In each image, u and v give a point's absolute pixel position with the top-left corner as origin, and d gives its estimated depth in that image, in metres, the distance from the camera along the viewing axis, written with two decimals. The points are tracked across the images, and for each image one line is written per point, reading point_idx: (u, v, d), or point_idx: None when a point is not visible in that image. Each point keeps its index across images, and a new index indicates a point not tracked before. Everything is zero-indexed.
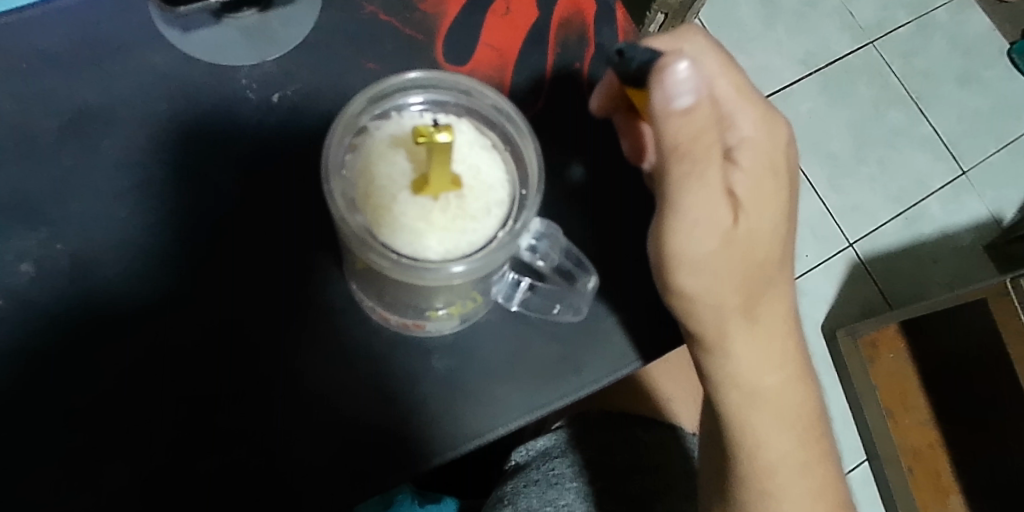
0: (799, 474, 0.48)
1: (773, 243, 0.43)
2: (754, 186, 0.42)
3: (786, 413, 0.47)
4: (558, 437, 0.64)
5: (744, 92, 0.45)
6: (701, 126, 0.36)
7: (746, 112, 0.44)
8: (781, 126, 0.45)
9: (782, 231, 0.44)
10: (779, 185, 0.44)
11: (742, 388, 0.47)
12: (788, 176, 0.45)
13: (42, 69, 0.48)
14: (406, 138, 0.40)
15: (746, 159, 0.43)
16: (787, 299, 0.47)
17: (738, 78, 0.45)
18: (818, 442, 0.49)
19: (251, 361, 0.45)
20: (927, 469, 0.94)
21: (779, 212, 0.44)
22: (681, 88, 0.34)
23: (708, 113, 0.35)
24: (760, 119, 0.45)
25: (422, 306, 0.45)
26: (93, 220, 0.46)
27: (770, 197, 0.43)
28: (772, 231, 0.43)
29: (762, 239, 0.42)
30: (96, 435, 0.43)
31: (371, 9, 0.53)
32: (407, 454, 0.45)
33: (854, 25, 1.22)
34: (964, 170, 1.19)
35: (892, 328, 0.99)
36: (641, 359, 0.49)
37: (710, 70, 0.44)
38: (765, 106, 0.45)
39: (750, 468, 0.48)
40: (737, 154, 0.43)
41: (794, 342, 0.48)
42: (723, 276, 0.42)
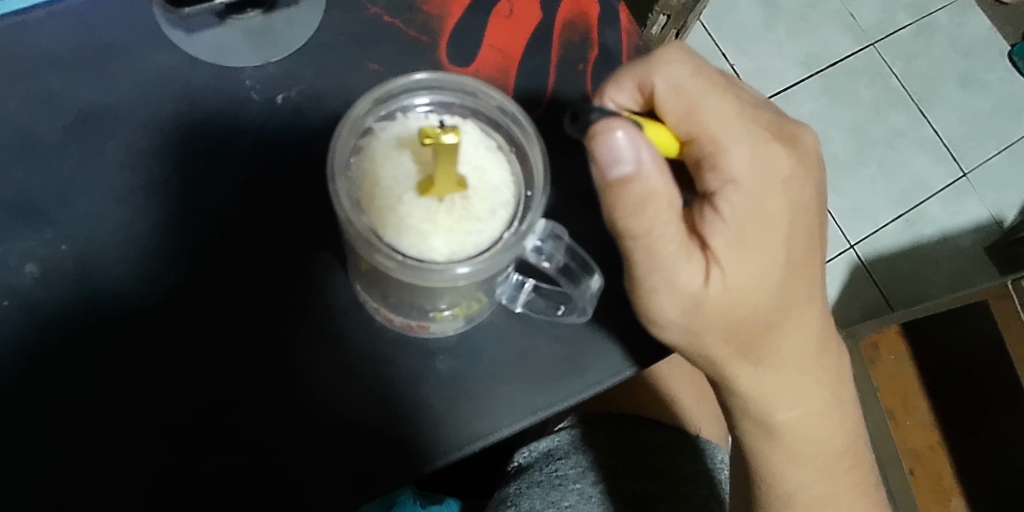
0: (821, 504, 0.51)
1: (759, 295, 0.43)
2: (737, 236, 0.42)
3: (807, 446, 0.49)
4: (562, 438, 0.64)
5: (732, 122, 0.42)
6: (642, 198, 0.38)
7: (738, 145, 0.41)
8: (780, 158, 0.42)
9: (772, 279, 0.43)
10: (769, 228, 0.42)
11: (743, 417, 0.49)
12: (781, 218, 0.42)
13: (46, 70, 0.48)
14: (412, 139, 0.40)
15: (733, 201, 0.41)
16: (793, 338, 0.46)
17: (731, 105, 0.42)
18: (846, 474, 0.51)
19: (255, 362, 0.45)
20: (927, 471, 0.91)
21: (770, 259, 0.42)
22: (614, 157, 0.36)
23: (655, 182, 0.37)
24: (755, 151, 0.42)
25: (426, 306, 0.45)
26: (96, 220, 0.46)
27: (759, 244, 0.42)
28: (759, 279, 0.42)
29: (742, 293, 0.42)
30: (100, 436, 0.43)
31: (375, 10, 0.53)
32: (412, 456, 0.45)
33: (855, 26, 1.22)
34: (964, 172, 1.19)
35: (892, 328, 0.98)
36: (639, 365, 0.49)
37: (693, 100, 0.41)
38: (761, 136, 0.42)
39: (770, 497, 0.51)
40: (722, 196, 0.42)
41: (806, 377, 0.47)
42: (701, 326, 0.44)
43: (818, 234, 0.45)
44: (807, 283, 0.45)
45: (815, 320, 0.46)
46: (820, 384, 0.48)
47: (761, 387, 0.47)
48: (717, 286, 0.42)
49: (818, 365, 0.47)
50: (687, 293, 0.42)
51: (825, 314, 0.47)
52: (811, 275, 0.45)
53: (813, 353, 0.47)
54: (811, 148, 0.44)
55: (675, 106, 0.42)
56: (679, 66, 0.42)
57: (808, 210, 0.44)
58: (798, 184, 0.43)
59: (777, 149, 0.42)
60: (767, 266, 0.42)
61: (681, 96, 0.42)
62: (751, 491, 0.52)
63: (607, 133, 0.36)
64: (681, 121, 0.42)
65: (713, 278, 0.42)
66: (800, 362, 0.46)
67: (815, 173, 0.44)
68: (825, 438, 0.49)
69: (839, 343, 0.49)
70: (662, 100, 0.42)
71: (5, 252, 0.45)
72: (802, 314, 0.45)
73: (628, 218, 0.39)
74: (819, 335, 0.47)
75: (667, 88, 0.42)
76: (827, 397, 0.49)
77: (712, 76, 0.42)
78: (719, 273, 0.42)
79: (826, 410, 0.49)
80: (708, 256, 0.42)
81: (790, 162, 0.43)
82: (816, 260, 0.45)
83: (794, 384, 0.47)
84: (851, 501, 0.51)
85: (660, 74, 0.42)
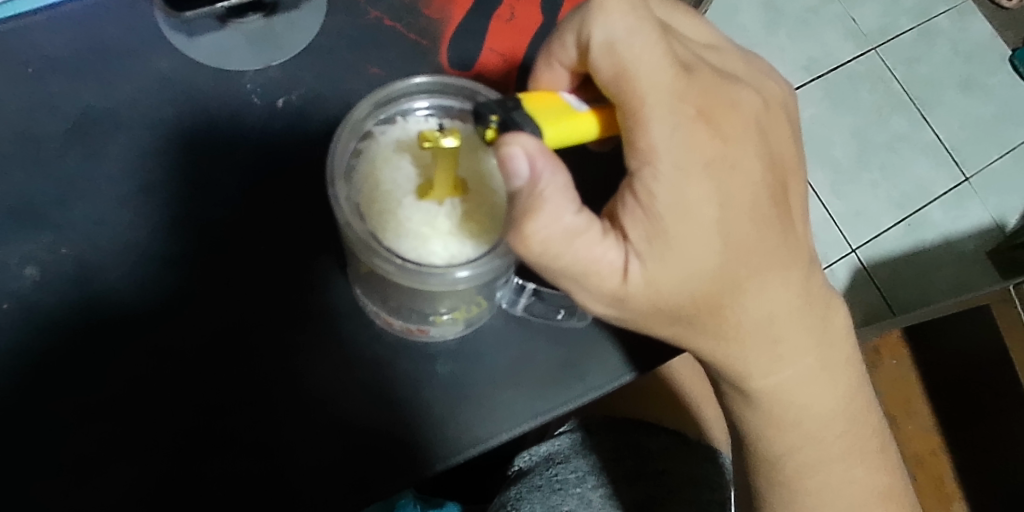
0: (817, 469, 0.49)
1: (701, 280, 0.39)
2: (656, 229, 0.37)
3: (790, 409, 0.47)
4: (563, 442, 0.65)
5: (659, 91, 0.36)
6: (525, 211, 0.35)
7: (660, 125, 0.36)
8: (703, 140, 0.37)
9: (706, 271, 0.38)
10: (697, 217, 0.37)
11: (721, 381, 0.47)
12: (716, 200, 0.37)
13: (47, 73, 0.48)
14: (412, 143, 0.40)
15: (655, 188, 0.36)
16: (751, 315, 0.41)
17: (664, 71, 0.36)
18: (842, 439, 0.49)
19: (255, 366, 0.45)
20: (930, 476, 0.90)
21: (701, 250, 0.38)
22: (510, 172, 0.33)
23: (554, 194, 0.35)
24: (680, 129, 0.36)
25: (426, 310, 0.46)
26: (96, 224, 0.46)
27: (686, 236, 0.37)
28: (688, 274, 0.38)
29: (667, 288, 0.38)
30: (99, 440, 0.43)
31: (376, 14, 0.53)
32: (413, 458, 0.45)
33: (856, 31, 1.22)
34: (967, 176, 1.19)
35: (896, 334, 0.97)
36: (640, 369, 0.49)
37: (623, 63, 0.36)
38: (687, 114, 0.36)
39: (762, 460, 0.50)
40: (641, 181, 0.36)
41: (778, 347, 0.44)
42: (643, 313, 0.40)
43: (766, 210, 0.39)
44: (760, 259, 0.40)
45: (781, 290, 0.41)
46: (797, 350, 0.44)
47: (727, 358, 0.43)
48: (638, 281, 0.38)
49: (792, 335, 0.44)
50: (603, 291, 0.39)
51: (801, 281, 0.42)
52: (761, 254, 0.40)
53: (789, 321, 0.43)
54: (744, 113, 0.39)
55: (606, 67, 0.36)
56: (619, 16, 0.36)
57: (747, 185, 0.38)
58: (729, 164, 0.37)
59: (703, 129, 0.37)
60: (701, 256, 0.38)
61: (613, 57, 0.36)
62: (744, 452, 0.51)
63: (504, 148, 0.33)
64: (609, 85, 0.37)
65: (633, 275, 0.38)
66: (767, 336, 0.43)
67: (753, 144, 0.38)
68: (811, 403, 0.47)
69: (824, 298, 0.45)
70: (596, 56, 0.37)
71: (6, 255, 0.45)
72: (761, 286, 0.41)
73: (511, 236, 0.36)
74: (792, 301, 0.42)
75: (602, 42, 0.36)
76: (810, 361, 0.45)
77: (649, 33, 0.36)
78: (638, 268, 0.38)
79: (810, 374, 0.46)
80: (628, 250, 0.38)
81: (716, 142, 0.37)
82: (770, 237, 0.40)
83: (763, 359, 0.44)
84: (846, 467, 0.50)
85: (598, 24, 0.36)
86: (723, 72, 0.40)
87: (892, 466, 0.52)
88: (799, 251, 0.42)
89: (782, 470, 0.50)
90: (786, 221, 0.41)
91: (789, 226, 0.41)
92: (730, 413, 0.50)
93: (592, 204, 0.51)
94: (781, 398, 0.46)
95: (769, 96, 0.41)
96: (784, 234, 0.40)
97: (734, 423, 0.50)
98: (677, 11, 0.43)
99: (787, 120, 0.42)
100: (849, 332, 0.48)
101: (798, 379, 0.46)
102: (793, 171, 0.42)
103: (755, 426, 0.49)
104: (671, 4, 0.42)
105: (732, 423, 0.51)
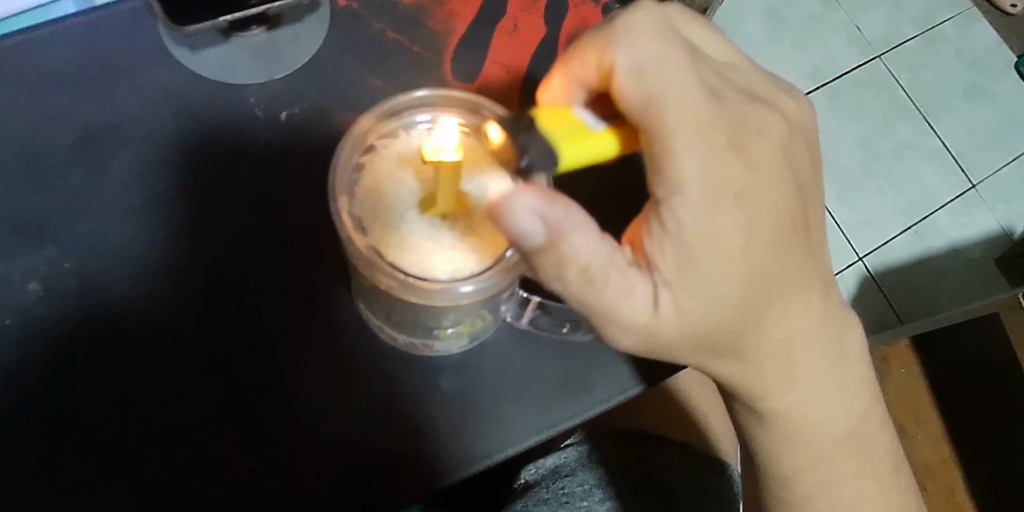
0: (830, 485, 0.48)
1: (726, 305, 0.39)
2: (683, 257, 0.37)
3: (804, 430, 0.46)
4: (569, 455, 0.64)
5: (689, 123, 0.36)
6: (560, 257, 0.35)
7: (690, 155, 0.36)
8: (732, 170, 0.37)
9: (735, 295, 0.38)
10: (723, 244, 0.37)
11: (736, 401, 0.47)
12: (746, 229, 0.38)
13: (51, 89, 0.48)
14: (414, 157, 0.40)
15: (683, 217, 0.36)
16: (773, 339, 0.42)
17: (692, 97, 0.36)
18: (851, 458, 0.48)
19: (256, 384, 0.45)
20: (939, 486, 0.87)
21: (728, 279, 0.38)
22: (521, 230, 0.33)
23: (576, 224, 0.34)
24: (704, 158, 0.36)
25: (431, 325, 0.45)
26: (98, 240, 0.46)
27: (711, 265, 0.38)
28: (713, 303, 0.38)
29: (692, 318, 0.39)
30: (101, 458, 0.43)
31: (378, 27, 0.53)
32: (417, 474, 0.45)
33: (861, 39, 1.22)
34: (974, 184, 1.18)
35: (903, 344, 0.94)
36: (642, 383, 0.49)
37: (653, 90, 0.36)
38: (717, 144, 0.36)
39: (771, 479, 0.49)
40: (669, 212, 0.37)
41: (797, 366, 0.43)
42: (672, 344, 0.40)
43: (790, 233, 0.39)
44: (785, 284, 0.40)
45: (801, 314, 0.42)
46: (815, 372, 0.44)
47: (747, 382, 0.43)
48: (665, 311, 0.38)
49: (813, 355, 0.44)
50: (633, 327, 0.39)
51: (818, 301, 0.42)
52: (785, 279, 0.40)
53: (810, 343, 0.43)
54: (771, 140, 0.39)
55: (632, 94, 0.36)
56: (645, 42, 0.36)
57: (775, 212, 0.39)
58: (757, 193, 0.38)
59: (731, 159, 0.37)
60: (726, 283, 0.38)
61: (641, 82, 0.36)
62: (755, 471, 0.51)
63: (508, 212, 0.33)
64: (634, 113, 0.36)
65: (659, 306, 0.38)
66: (785, 358, 0.43)
67: (778, 173, 0.39)
68: (828, 422, 0.46)
69: (842, 314, 0.45)
70: (621, 81, 0.36)
71: (7, 270, 0.45)
72: (781, 309, 0.41)
73: (556, 280, 0.36)
74: (811, 325, 0.42)
75: (629, 68, 0.36)
76: (825, 382, 0.45)
77: (676, 60, 0.36)
78: (666, 297, 0.38)
79: (829, 393, 0.46)
80: (653, 282, 0.38)
81: (746, 172, 0.37)
82: (795, 261, 0.40)
83: (785, 379, 0.43)
84: (858, 485, 0.49)
85: (623, 49, 0.36)
86: (747, 93, 0.40)
87: (906, 482, 0.51)
88: (818, 272, 0.42)
89: (794, 487, 0.48)
90: (807, 242, 0.41)
91: (812, 245, 0.41)
92: (743, 434, 0.49)
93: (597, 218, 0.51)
94: (801, 419, 0.46)
95: (792, 117, 0.41)
96: (805, 257, 0.41)
97: (745, 441, 0.50)
98: (696, 23, 0.41)
99: (809, 137, 0.43)
100: (863, 352, 0.48)
101: (813, 399, 0.45)
102: (812, 187, 0.42)
103: (766, 446, 0.48)
104: (691, 18, 0.41)
105: (744, 439, 0.50)
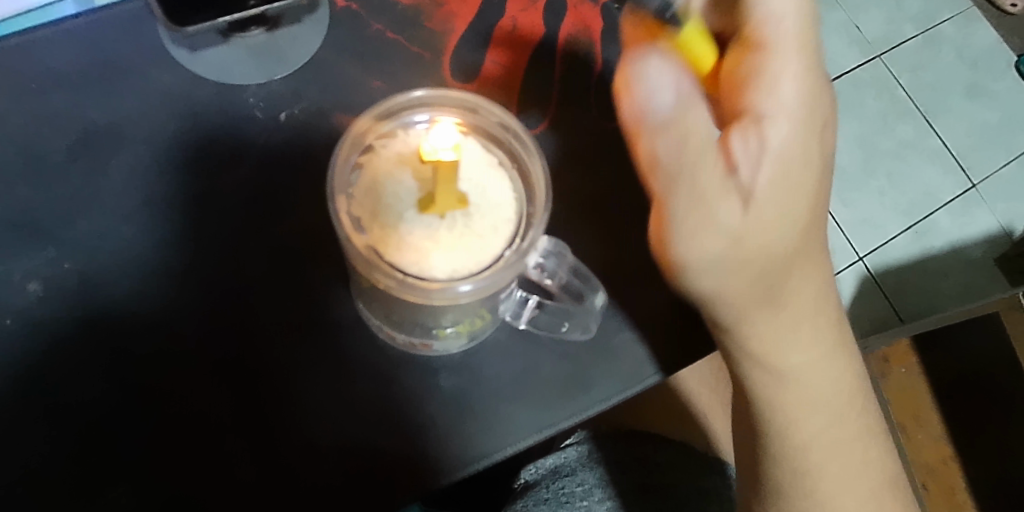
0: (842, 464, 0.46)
1: (788, 232, 0.40)
2: (778, 169, 0.38)
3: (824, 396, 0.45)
4: (570, 455, 0.63)
5: (799, 48, 0.38)
6: (682, 145, 0.37)
7: (800, 72, 0.38)
8: (825, 102, 0.40)
9: (788, 235, 0.40)
10: (805, 167, 0.39)
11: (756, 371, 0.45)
12: (823, 161, 0.40)
13: (51, 89, 0.48)
14: (413, 157, 0.40)
15: (777, 129, 0.38)
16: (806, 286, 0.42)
17: (806, 24, 0.39)
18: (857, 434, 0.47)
19: (256, 384, 0.45)
20: (940, 485, 0.87)
21: (800, 204, 0.40)
22: (655, 103, 0.36)
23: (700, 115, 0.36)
24: (807, 87, 0.38)
25: (428, 324, 0.45)
26: (99, 240, 0.46)
27: (790, 184, 0.39)
28: (787, 220, 0.39)
29: (767, 235, 0.39)
30: (101, 457, 0.43)
31: (378, 27, 0.53)
32: (417, 473, 0.45)
33: (861, 38, 1.22)
34: (974, 184, 1.18)
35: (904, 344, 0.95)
36: (662, 372, 0.49)
37: (772, 13, 0.39)
38: (820, 74, 0.39)
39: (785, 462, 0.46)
40: (761, 126, 0.38)
41: (820, 318, 0.44)
42: (729, 276, 0.40)
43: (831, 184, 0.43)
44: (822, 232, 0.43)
45: (820, 267, 0.43)
46: (830, 329, 0.45)
47: (780, 335, 0.43)
48: (751, 223, 0.38)
49: (829, 312, 0.45)
50: (721, 237, 0.38)
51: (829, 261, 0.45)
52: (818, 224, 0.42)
53: (827, 295, 0.44)
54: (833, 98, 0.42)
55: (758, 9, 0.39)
56: None
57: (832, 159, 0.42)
58: (829, 133, 0.41)
59: (824, 93, 0.40)
60: (795, 206, 0.39)
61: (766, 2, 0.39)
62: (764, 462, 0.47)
63: (640, 65, 0.35)
64: (750, 32, 0.39)
65: (748, 213, 0.38)
66: (813, 306, 0.43)
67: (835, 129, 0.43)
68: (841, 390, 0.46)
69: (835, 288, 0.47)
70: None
71: (7, 271, 0.45)
72: (813, 255, 0.42)
73: (676, 171, 0.37)
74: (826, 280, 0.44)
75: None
76: (833, 343, 0.45)
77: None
78: (756, 205, 0.38)
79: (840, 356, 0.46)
80: (743, 192, 0.38)
81: (829, 112, 0.40)
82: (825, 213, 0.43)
83: (812, 329, 0.44)
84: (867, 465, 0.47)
85: None
86: None
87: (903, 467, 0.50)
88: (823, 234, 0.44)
89: (783, 477, 0.46)
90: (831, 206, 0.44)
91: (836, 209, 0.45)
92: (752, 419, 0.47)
93: (595, 218, 0.51)
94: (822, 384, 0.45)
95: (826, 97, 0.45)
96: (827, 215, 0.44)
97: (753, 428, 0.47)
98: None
99: None
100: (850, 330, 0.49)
101: (830, 357, 0.45)
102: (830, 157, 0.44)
103: (779, 424, 0.46)
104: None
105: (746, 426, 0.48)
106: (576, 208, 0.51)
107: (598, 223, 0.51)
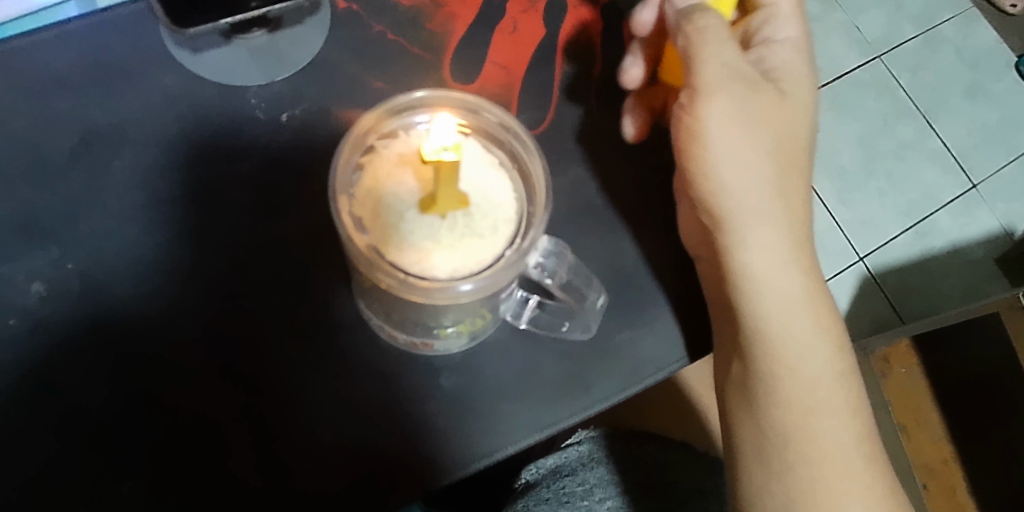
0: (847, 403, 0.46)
1: (788, 139, 0.47)
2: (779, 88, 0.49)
3: (822, 323, 0.47)
4: (572, 454, 0.63)
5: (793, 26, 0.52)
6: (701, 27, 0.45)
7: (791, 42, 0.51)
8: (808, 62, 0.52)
9: (797, 155, 0.48)
10: (799, 100, 0.49)
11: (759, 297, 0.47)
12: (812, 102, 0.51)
13: (53, 91, 0.48)
14: (414, 157, 0.40)
15: (777, 69, 0.50)
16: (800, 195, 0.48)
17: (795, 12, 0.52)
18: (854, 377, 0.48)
19: (258, 384, 0.45)
20: (941, 484, 0.87)
21: (795, 124, 0.48)
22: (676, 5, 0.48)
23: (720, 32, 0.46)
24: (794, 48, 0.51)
25: (430, 323, 0.45)
26: (102, 240, 0.46)
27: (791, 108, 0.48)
28: (790, 127, 0.47)
29: (775, 124, 0.46)
30: (103, 457, 0.43)
31: (379, 29, 0.54)
32: (418, 472, 0.45)
33: (861, 39, 1.22)
34: (975, 184, 1.18)
35: (904, 344, 0.95)
36: (687, 356, 0.50)
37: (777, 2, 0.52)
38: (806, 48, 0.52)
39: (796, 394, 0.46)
40: (764, 66, 0.50)
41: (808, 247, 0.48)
42: (742, 133, 0.45)
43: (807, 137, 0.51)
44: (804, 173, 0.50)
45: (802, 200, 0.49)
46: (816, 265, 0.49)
47: (779, 243, 0.47)
48: (765, 100, 0.46)
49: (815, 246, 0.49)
50: (739, 104, 0.45)
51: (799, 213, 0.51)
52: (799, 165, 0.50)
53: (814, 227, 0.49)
54: None
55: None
56: None
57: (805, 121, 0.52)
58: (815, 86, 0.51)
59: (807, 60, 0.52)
60: (794, 123, 0.48)
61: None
62: (773, 409, 0.46)
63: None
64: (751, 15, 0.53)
65: (764, 98, 0.46)
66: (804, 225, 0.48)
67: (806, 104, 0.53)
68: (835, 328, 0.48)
69: None
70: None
71: (8, 272, 0.45)
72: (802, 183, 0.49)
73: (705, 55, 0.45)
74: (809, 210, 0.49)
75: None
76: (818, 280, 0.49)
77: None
78: (768, 92, 0.47)
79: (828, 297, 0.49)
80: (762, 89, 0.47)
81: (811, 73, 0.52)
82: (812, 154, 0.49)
83: (806, 245, 0.48)
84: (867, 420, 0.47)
85: None
86: None
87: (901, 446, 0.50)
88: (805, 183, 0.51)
89: (784, 418, 0.45)
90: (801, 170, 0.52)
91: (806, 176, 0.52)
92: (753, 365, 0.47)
93: (596, 218, 0.52)
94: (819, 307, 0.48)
95: None
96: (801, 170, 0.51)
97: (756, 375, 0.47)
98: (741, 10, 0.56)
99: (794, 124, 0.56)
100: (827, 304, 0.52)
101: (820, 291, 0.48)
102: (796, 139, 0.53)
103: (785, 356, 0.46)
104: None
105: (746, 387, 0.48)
106: (576, 208, 0.52)
107: (598, 223, 0.52)
